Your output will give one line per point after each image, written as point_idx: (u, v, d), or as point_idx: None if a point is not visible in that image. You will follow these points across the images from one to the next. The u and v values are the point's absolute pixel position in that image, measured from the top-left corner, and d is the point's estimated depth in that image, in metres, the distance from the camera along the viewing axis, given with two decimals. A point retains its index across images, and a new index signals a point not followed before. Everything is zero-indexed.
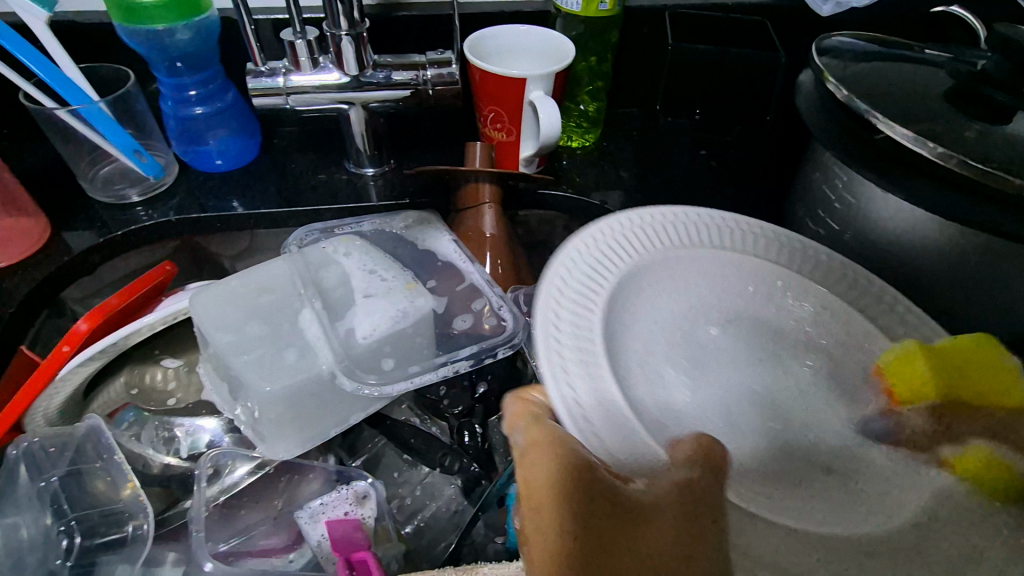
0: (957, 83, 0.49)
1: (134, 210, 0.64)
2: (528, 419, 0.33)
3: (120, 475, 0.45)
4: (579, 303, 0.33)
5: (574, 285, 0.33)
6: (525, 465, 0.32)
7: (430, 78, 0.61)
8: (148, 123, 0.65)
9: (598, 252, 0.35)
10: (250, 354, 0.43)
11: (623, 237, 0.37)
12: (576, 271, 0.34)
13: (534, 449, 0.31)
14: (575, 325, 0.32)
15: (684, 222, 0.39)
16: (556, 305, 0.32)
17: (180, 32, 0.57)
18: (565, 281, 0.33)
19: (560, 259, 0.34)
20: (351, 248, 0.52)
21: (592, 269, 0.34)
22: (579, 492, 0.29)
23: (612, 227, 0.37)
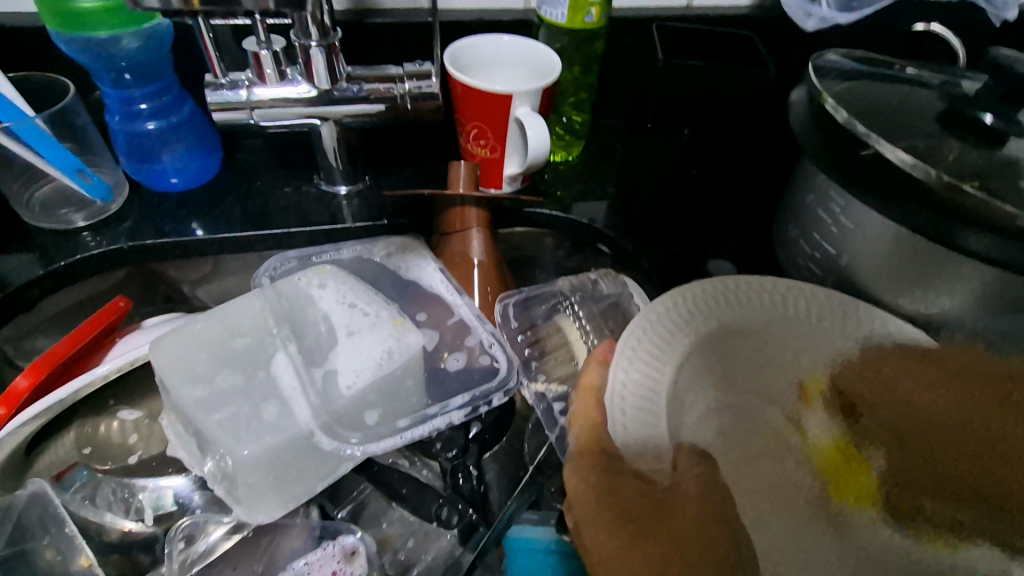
0: (952, 106, 0.48)
1: (79, 236, 0.58)
2: (581, 413, 0.42)
3: (73, 550, 0.40)
4: (649, 377, 0.41)
5: (644, 349, 0.42)
6: (573, 468, 0.39)
7: (408, 91, 0.57)
8: (91, 139, 0.58)
9: (661, 330, 0.43)
10: (222, 412, 0.39)
11: (680, 315, 0.44)
12: (642, 344, 0.42)
13: (582, 445, 0.40)
14: (643, 398, 0.40)
15: (721, 298, 0.46)
16: (630, 365, 0.41)
17: (126, 40, 0.51)
18: (633, 359, 0.42)
19: (632, 329, 0.43)
20: (326, 279, 0.48)
21: (654, 337, 0.43)
22: (619, 492, 0.37)
23: (667, 310, 0.44)
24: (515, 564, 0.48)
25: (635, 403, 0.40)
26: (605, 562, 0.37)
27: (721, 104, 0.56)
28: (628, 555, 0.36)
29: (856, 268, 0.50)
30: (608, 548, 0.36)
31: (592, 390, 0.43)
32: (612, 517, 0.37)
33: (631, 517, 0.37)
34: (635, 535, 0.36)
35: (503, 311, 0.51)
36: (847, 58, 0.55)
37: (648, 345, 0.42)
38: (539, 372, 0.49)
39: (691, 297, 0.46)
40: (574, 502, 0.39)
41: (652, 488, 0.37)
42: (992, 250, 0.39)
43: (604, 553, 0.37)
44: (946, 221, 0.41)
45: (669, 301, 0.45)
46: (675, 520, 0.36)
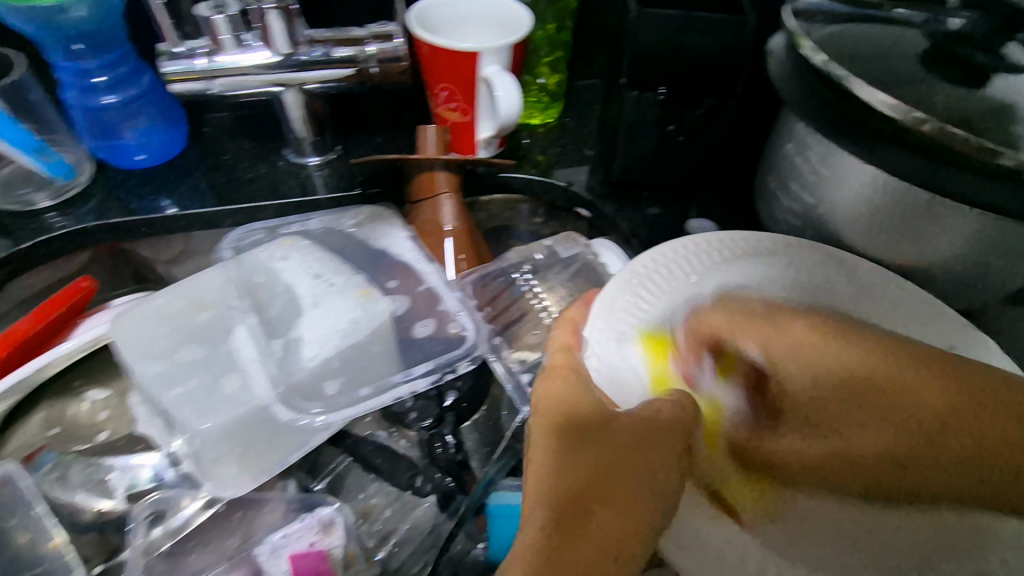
0: (936, 45, 0.46)
1: (44, 216, 0.56)
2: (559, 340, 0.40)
3: (43, 531, 0.39)
4: (624, 331, 0.41)
5: (622, 307, 0.42)
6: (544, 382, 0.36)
7: (373, 54, 0.55)
8: (48, 116, 0.56)
9: (642, 285, 0.43)
10: (183, 386, 0.38)
11: (671, 269, 0.44)
12: (621, 297, 0.42)
13: (549, 382, 0.36)
14: (620, 351, 0.40)
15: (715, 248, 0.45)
16: (604, 318, 0.41)
17: (74, 9, 0.49)
18: (613, 313, 0.42)
19: (615, 284, 0.43)
20: (291, 251, 0.46)
21: (631, 294, 0.42)
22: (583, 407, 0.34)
23: (651, 265, 0.44)
24: (496, 533, 0.47)
25: (603, 352, 0.40)
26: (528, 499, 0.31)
27: (698, 54, 0.54)
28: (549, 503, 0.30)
29: (834, 218, 0.48)
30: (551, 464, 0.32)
31: (571, 322, 0.41)
32: (564, 434, 0.33)
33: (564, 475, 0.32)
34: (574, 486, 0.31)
35: (461, 288, 0.48)
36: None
37: (623, 305, 0.42)
38: (506, 346, 0.47)
39: (686, 250, 0.45)
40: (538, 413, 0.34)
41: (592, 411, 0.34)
42: (969, 190, 0.38)
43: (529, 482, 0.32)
44: (928, 163, 0.39)
45: (656, 257, 0.44)
46: (619, 455, 0.32)
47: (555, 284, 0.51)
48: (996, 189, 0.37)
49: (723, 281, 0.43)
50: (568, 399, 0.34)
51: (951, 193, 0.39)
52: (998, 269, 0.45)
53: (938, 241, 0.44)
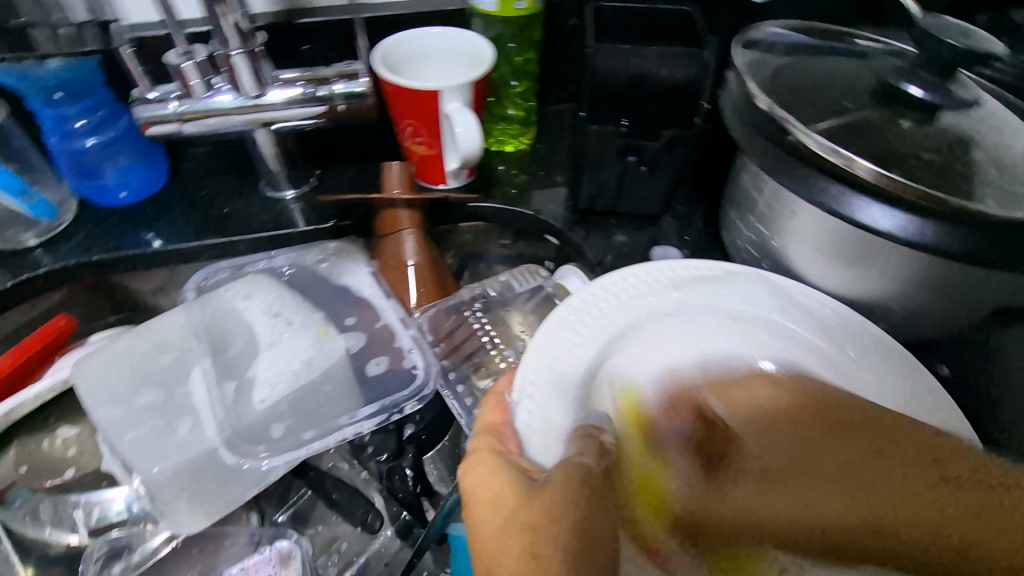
0: (885, 76, 0.47)
1: (29, 255, 0.59)
2: (486, 419, 0.40)
3: (11, 565, 0.41)
4: (559, 358, 0.42)
5: (558, 337, 0.43)
6: (466, 470, 0.36)
7: (337, 92, 0.56)
8: (32, 159, 0.59)
9: (580, 313, 0.44)
10: (136, 431, 0.40)
11: (609, 298, 0.45)
12: (558, 327, 0.43)
13: (475, 462, 0.36)
14: (554, 376, 0.41)
15: (661, 275, 0.47)
16: (540, 347, 0.42)
17: (50, 62, 0.52)
18: (550, 339, 0.43)
19: (553, 316, 0.44)
20: (253, 290, 0.48)
21: (570, 329, 0.43)
22: (499, 485, 0.34)
23: (590, 295, 0.45)
24: (459, 565, 0.50)
25: (536, 396, 0.40)
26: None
27: (657, 86, 0.54)
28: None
29: (789, 251, 0.48)
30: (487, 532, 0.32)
31: (499, 396, 0.41)
32: (503, 510, 0.33)
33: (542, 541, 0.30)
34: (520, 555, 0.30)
35: (418, 324, 0.49)
36: (788, 30, 0.53)
37: (561, 340, 0.42)
38: (461, 382, 0.47)
39: (627, 279, 0.46)
40: (466, 501, 0.35)
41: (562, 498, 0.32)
42: (910, 231, 0.38)
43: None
44: (878, 204, 0.39)
45: (595, 289, 0.45)
46: (545, 528, 0.30)
47: (516, 319, 0.51)
48: (940, 231, 0.38)
49: (661, 311, 0.45)
50: (501, 480, 0.34)
51: (888, 232, 0.38)
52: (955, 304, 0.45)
53: (889, 274, 0.44)
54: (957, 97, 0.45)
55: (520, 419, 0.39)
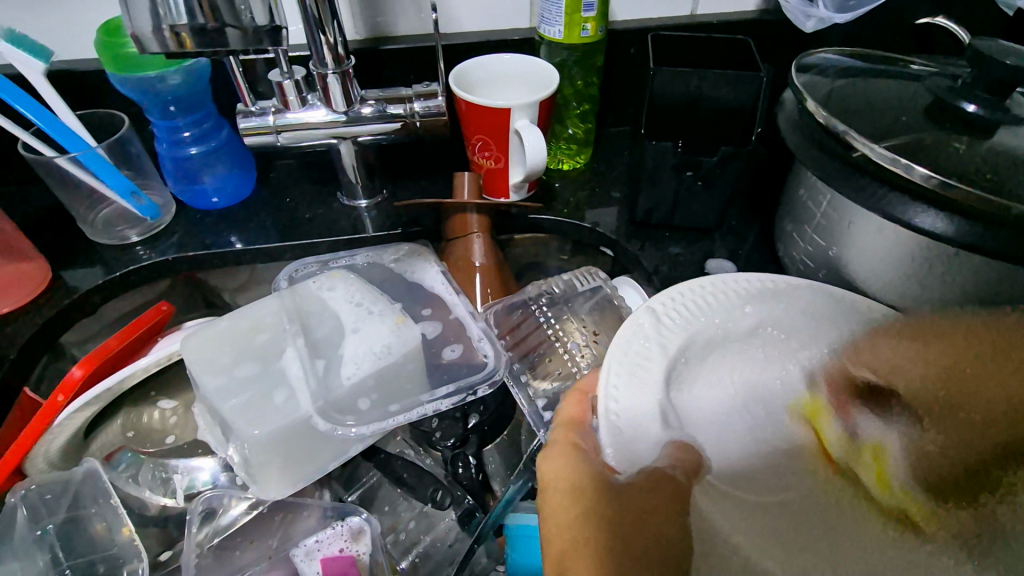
0: (939, 97, 0.50)
1: (133, 250, 0.65)
2: (565, 415, 0.43)
3: (117, 519, 0.45)
4: (635, 365, 0.43)
5: (634, 349, 0.43)
6: (545, 460, 0.41)
7: (417, 110, 0.62)
8: (144, 165, 0.66)
9: (655, 322, 0.45)
10: (236, 399, 0.44)
11: (683, 308, 0.46)
12: (637, 335, 0.44)
13: (552, 468, 0.40)
14: (631, 382, 0.42)
15: (727, 289, 0.47)
16: (619, 362, 0.43)
17: (170, 78, 0.59)
18: (625, 350, 0.43)
19: (635, 321, 0.45)
20: (337, 282, 0.52)
21: (653, 331, 0.44)
22: (576, 477, 0.39)
23: (669, 302, 0.46)
24: (518, 553, 0.51)
25: (613, 395, 0.41)
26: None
27: (715, 107, 0.58)
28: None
29: (846, 259, 0.50)
30: (568, 517, 0.38)
31: (580, 394, 0.44)
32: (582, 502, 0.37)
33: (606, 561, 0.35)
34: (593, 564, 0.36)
35: (486, 318, 0.52)
36: (843, 54, 0.56)
37: (638, 348, 0.43)
38: (529, 378, 0.50)
39: (695, 291, 0.47)
40: (546, 488, 0.40)
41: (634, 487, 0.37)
42: (969, 238, 0.40)
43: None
44: (941, 216, 0.41)
45: (668, 298, 0.46)
46: (638, 526, 0.36)
47: (575, 319, 0.54)
48: (988, 238, 0.39)
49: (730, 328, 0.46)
50: (581, 473, 0.38)
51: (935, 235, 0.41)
52: None
53: (946, 283, 0.45)
54: (1012, 114, 0.47)
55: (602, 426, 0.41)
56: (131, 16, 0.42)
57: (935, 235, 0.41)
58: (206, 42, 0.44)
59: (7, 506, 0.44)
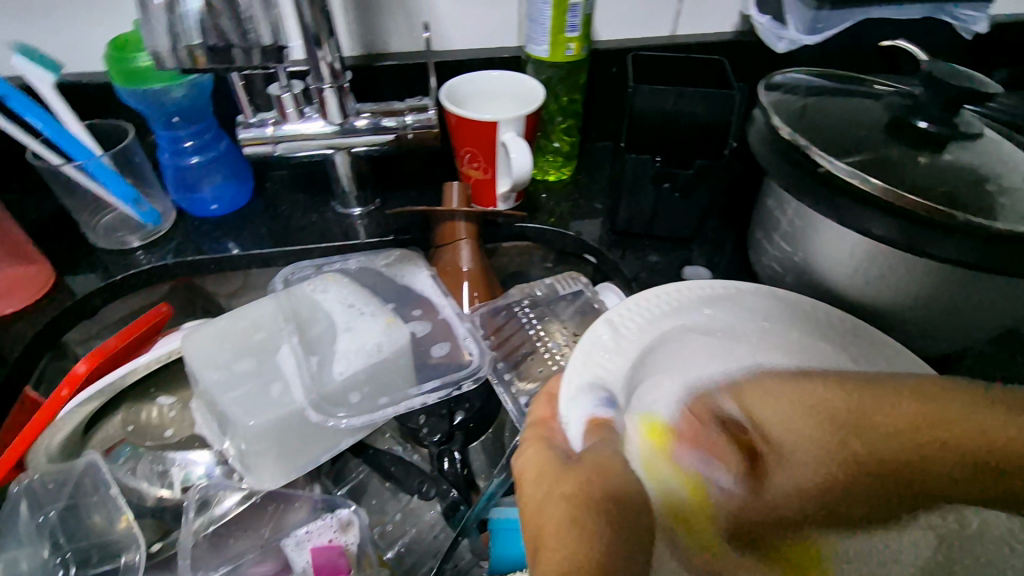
0: (895, 115, 0.53)
1: (134, 254, 0.68)
2: (538, 417, 0.45)
3: (116, 509, 0.47)
4: (598, 369, 0.45)
5: (596, 354, 0.47)
6: (520, 458, 0.43)
7: (409, 123, 0.65)
8: (146, 173, 0.69)
9: (615, 330, 0.48)
10: (235, 392, 0.47)
11: (642, 315, 0.49)
12: (597, 344, 0.47)
13: (525, 461, 0.42)
14: (595, 381, 0.45)
15: (693, 295, 0.51)
16: (585, 364, 0.46)
17: (174, 91, 0.62)
18: (588, 356, 0.46)
19: (594, 332, 0.48)
20: (330, 285, 0.55)
21: (611, 341, 0.47)
22: (542, 462, 0.40)
23: (626, 312, 0.49)
24: (500, 545, 0.54)
25: (570, 401, 0.44)
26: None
27: (690, 122, 0.62)
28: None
29: (811, 264, 0.54)
30: (531, 501, 0.38)
31: (551, 396, 0.47)
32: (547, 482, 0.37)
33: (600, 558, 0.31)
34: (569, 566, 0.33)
35: (472, 319, 0.55)
36: (809, 74, 0.60)
37: (598, 358, 0.46)
38: (516, 379, 0.53)
39: (659, 298, 0.50)
40: (520, 482, 0.41)
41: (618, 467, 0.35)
42: (932, 246, 0.43)
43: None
44: (900, 224, 0.44)
45: (625, 309, 0.49)
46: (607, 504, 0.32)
47: (558, 321, 0.57)
48: (953, 247, 0.42)
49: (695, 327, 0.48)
50: (543, 460, 0.40)
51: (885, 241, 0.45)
52: (965, 313, 0.49)
53: (899, 285, 0.49)
54: (961, 130, 0.51)
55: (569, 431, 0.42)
56: (152, 36, 0.46)
57: (898, 242, 0.44)
58: (218, 60, 0.47)
59: (10, 496, 0.46)
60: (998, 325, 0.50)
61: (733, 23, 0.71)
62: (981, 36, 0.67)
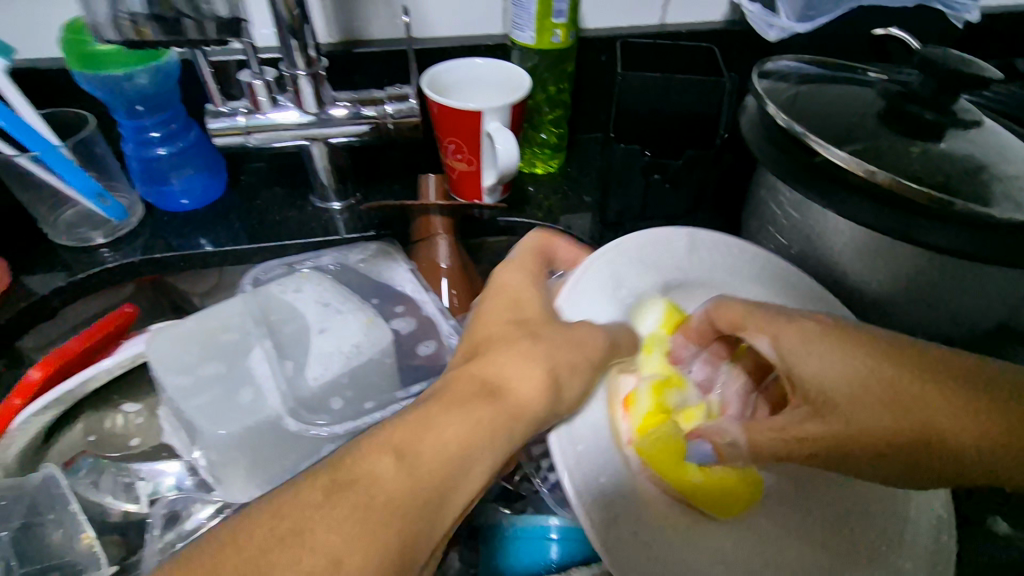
0: (888, 102, 0.52)
1: (99, 252, 0.64)
2: (516, 284, 0.46)
3: (75, 526, 0.44)
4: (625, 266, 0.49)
5: (635, 259, 0.50)
6: (493, 298, 0.46)
7: (389, 112, 0.62)
8: (109, 166, 0.65)
9: (658, 241, 0.51)
10: (204, 398, 0.44)
11: (688, 248, 0.51)
12: (636, 242, 0.50)
13: (491, 316, 0.45)
14: (612, 275, 0.48)
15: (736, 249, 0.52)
16: (617, 255, 0.49)
17: (137, 77, 0.58)
18: (624, 248, 0.49)
19: (646, 234, 0.50)
20: (303, 283, 0.52)
21: (650, 252, 0.50)
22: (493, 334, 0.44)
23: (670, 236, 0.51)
24: (507, 555, 0.50)
25: (586, 287, 0.47)
26: (359, 458, 0.35)
27: (681, 111, 0.60)
28: (354, 531, 0.32)
29: (809, 257, 0.52)
30: (490, 357, 0.42)
31: (534, 254, 0.49)
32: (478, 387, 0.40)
33: (524, 407, 0.40)
34: (487, 422, 0.39)
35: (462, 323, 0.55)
36: (800, 61, 0.58)
37: (632, 253, 0.49)
38: None
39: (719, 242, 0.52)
40: (475, 339, 0.45)
41: (525, 405, 0.40)
42: (934, 237, 0.42)
43: (436, 429, 0.37)
44: (890, 212, 0.43)
45: (692, 235, 0.52)
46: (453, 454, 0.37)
47: None
48: (944, 235, 0.42)
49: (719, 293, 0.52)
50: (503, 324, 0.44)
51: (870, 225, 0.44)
52: (965, 305, 0.48)
53: (899, 277, 0.48)
54: (956, 118, 0.50)
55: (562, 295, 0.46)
56: (89, 9, 0.43)
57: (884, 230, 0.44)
58: (169, 31, 0.43)
59: None
60: (999, 317, 0.49)
61: (723, 11, 0.70)
62: (971, 24, 0.66)
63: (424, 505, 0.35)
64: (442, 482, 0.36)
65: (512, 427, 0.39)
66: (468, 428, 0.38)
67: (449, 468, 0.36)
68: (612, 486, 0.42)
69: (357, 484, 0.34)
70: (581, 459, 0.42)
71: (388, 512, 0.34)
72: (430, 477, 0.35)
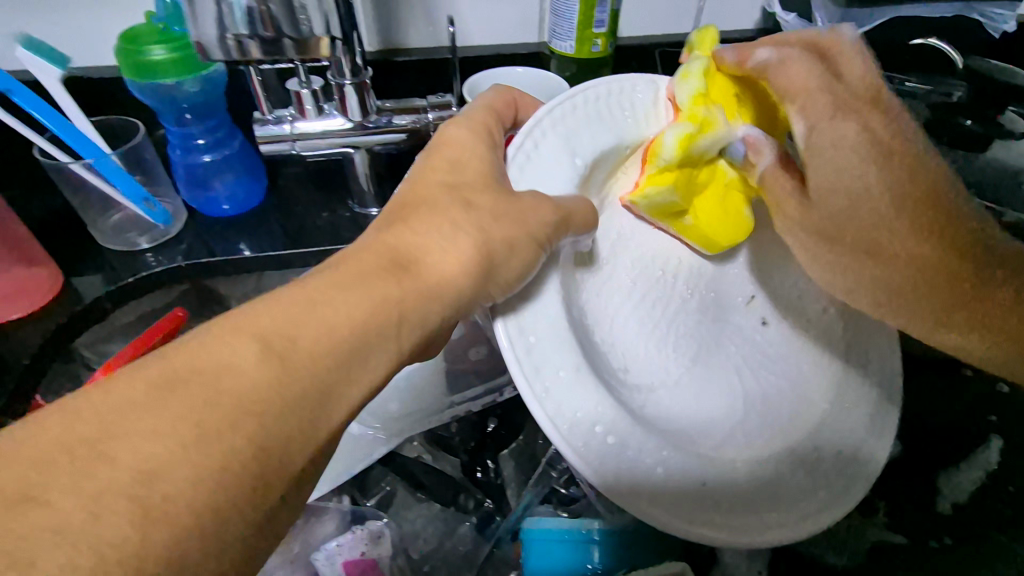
0: (934, 113, 0.53)
1: (143, 256, 0.65)
2: (454, 154, 0.39)
3: None
4: (579, 124, 0.41)
5: (586, 118, 0.42)
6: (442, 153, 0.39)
7: (431, 120, 0.63)
8: (156, 172, 0.66)
9: (617, 94, 0.44)
10: None
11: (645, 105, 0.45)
12: (594, 99, 0.42)
13: (422, 186, 0.38)
14: (566, 129, 0.41)
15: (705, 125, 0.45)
16: (573, 111, 0.41)
17: (188, 85, 0.59)
18: (577, 106, 0.41)
19: (598, 87, 0.43)
20: None
21: (608, 118, 0.43)
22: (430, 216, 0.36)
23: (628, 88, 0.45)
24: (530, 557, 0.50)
25: (539, 148, 0.40)
26: (205, 347, 0.28)
27: None
28: (190, 436, 0.25)
29: None
30: (419, 239, 0.35)
31: (479, 127, 0.41)
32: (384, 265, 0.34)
33: (439, 284, 0.35)
34: (388, 299, 0.33)
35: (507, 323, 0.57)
36: None
37: (594, 111, 0.42)
38: None
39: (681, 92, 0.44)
40: (405, 207, 0.37)
41: (438, 284, 0.35)
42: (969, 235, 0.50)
43: (321, 311, 0.30)
44: None
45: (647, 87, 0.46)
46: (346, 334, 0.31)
47: None
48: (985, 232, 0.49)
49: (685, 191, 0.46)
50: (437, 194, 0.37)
51: None
52: None
53: None
54: (1002, 129, 0.52)
55: (513, 155, 0.39)
56: (197, 27, 0.43)
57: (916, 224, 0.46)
58: (272, 51, 0.45)
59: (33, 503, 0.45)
60: None
61: (755, 20, 0.71)
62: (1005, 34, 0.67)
63: (304, 409, 0.28)
64: (320, 377, 0.29)
65: (406, 317, 0.33)
66: (365, 308, 0.32)
67: (327, 358, 0.30)
68: (608, 437, 0.35)
69: (207, 377, 0.26)
70: (570, 411, 0.34)
71: (229, 416, 0.26)
72: (300, 371, 0.29)
